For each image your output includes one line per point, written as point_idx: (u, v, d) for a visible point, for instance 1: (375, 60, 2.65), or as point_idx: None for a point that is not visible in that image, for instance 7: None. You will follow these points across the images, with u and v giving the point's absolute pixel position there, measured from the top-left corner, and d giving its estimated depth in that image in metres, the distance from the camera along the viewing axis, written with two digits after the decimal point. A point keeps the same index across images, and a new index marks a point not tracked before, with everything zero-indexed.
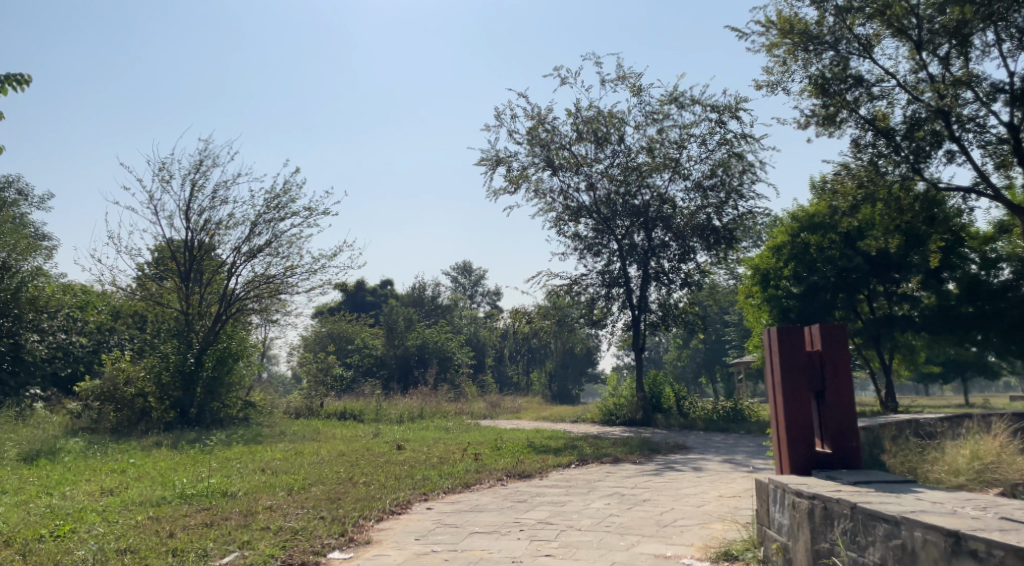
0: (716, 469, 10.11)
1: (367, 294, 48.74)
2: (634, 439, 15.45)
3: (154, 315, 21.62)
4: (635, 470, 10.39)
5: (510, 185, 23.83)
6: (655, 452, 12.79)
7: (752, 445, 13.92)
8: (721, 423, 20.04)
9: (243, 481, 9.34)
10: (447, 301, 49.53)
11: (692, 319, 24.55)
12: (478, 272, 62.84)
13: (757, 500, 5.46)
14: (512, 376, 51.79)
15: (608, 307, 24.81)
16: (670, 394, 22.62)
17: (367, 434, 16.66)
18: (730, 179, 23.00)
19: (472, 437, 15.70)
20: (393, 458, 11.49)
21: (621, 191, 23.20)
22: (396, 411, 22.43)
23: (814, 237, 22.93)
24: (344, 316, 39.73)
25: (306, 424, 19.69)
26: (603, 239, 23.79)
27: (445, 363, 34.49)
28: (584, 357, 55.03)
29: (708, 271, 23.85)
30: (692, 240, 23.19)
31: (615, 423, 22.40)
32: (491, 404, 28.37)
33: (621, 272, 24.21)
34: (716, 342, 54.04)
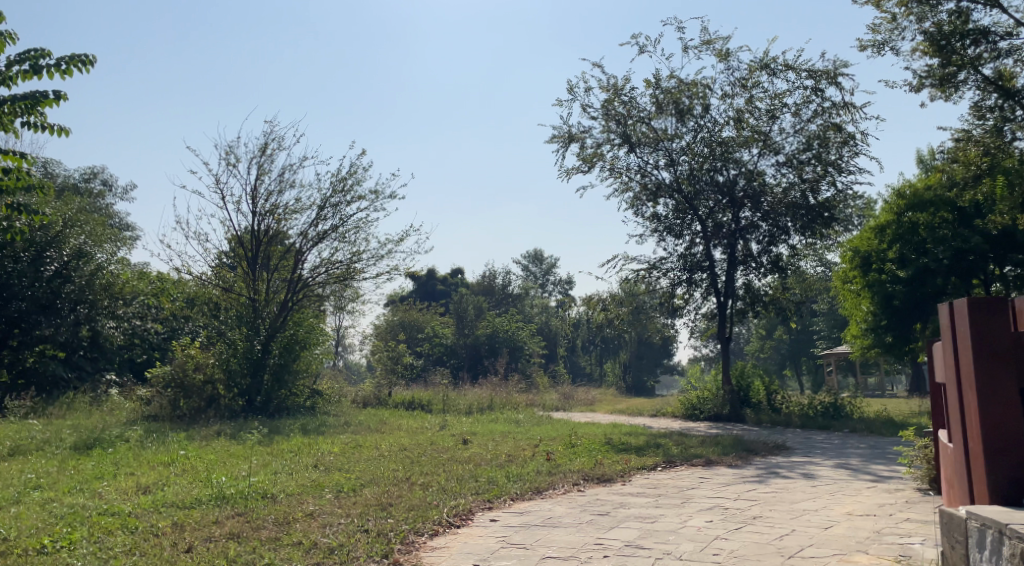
0: (830, 477, 8.65)
1: (439, 283, 48.05)
2: (725, 438, 14.02)
3: (225, 304, 20.96)
4: (733, 475, 9.00)
5: (584, 164, 22.46)
6: (751, 453, 11.34)
7: (861, 448, 12.33)
8: (820, 420, 18.34)
9: (288, 480, 8.15)
10: (520, 289, 48.47)
11: (783, 306, 22.75)
12: (551, 261, 61.55)
13: (963, 542, 4.03)
14: (586, 367, 50.36)
15: (691, 293, 23.20)
16: (759, 387, 20.76)
17: (434, 426, 15.66)
18: (827, 154, 21.33)
19: (544, 431, 14.47)
20: (457, 456, 10.30)
21: (707, 167, 21.63)
22: (465, 401, 21.48)
23: (923, 216, 22.46)
24: (416, 305, 39.05)
25: (374, 414, 18.96)
26: (684, 221, 22.37)
27: (516, 353, 33.39)
28: (662, 348, 53.20)
29: (800, 252, 22.11)
30: (784, 219, 21.54)
31: (699, 418, 20.96)
32: (564, 396, 27.12)
33: (704, 255, 22.60)
34: (801, 334, 51.63)
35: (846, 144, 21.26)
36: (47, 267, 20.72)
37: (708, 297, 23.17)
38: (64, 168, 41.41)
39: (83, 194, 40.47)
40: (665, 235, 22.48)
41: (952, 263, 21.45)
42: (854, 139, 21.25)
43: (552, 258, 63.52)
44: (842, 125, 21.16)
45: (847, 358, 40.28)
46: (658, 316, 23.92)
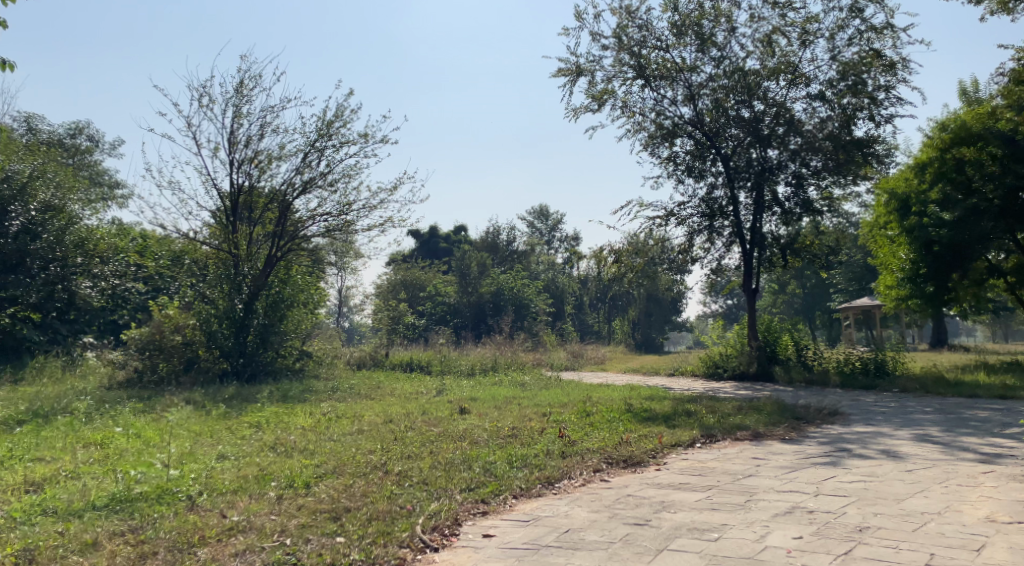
0: (923, 457, 6.81)
1: (442, 240, 45.92)
2: (763, 401, 12.19)
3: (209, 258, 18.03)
4: (796, 455, 7.15)
5: (594, 101, 20.29)
6: (803, 423, 9.46)
7: (926, 416, 10.51)
8: (864, 380, 16.55)
9: (228, 468, 6.31)
10: (526, 245, 46.25)
11: (811, 254, 20.86)
12: (557, 216, 59.32)
13: None
14: (594, 324, 48.44)
15: (711, 242, 21.22)
16: (788, 342, 18.77)
17: (430, 391, 13.80)
18: (864, 86, 19.19)
19: (554, 397, 12.61)
20: (448, 432, 8.33)
21: (729, 103, 19.54)
22: (466, 362, 19.71)
23: (969, 151, 22.10)
24: (417, 263, 37.09)
25: (370, 376, 17.27)
26: (706, 161, 20.34)
27: (523, 310, 31.46)
28: (672, 304, 51.22)
29: (832, 195, 20.07)
30: (814, 159, 19.54)
31: (723, 377, 19.15)
32: (574, 355, 25.26)
33: (728, 200, 20.60)
34: (816, 287, 49.91)
35: (884, 74, 19.14)
36: (11, 223, 18.71)
37: (732, 245, 21.22)
38: (47, 123, 39.04)
39: (65, 151, 38.22)
40: (683, 177, 20.50)
41: (1003, 202, 21.41)
42: (896, 67, 19.11)
43: (556, 213, 61.26)
44: (882, 52, 18.98)
45: (869, 311, 38.35)
46: (675, 268, 21.89)
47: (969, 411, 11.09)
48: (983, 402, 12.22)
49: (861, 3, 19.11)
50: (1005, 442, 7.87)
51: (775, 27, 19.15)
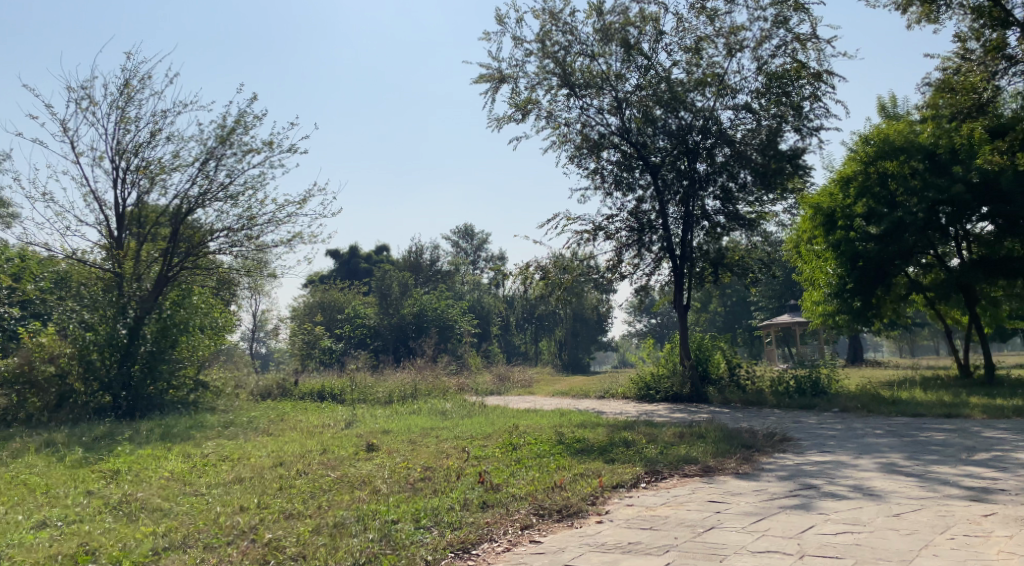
0: (905, 495, 5.85)
1: (362, 261, 44.08)
2: (704, 426, 11.22)
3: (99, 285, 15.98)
4: (758, 496, 6.07)
5: (517, 111, 19.24)
6: (755, 453, 8.44)
7: (881, 440, 9.68)
8: (801, 399, 15.77)
9: (45, 545, 4.86)
10: (451, 265, 44.95)
11: (742, 268, 20.24)
12: (482, 236, 58.09)
13: None
14: (520, 345, 47.27)
15: (640, 257, 20.38)
16: (721, 360, 17.96)
17: (337, 423, 12.29)
18: (790, 97, 18.64)
19: (476, 427, 11.31)
20: (346, 477, 6.91)
21: (655, 115, 18.76)
22: (383, 389, 18.18)
23: (892, 165, 21.93)
24: (334, 285, 35.23)
25: (273, 407, 15.59)
26: (633, 174, 19.51)
27: (448, 332, 29.73)
28: (599, 324, 50.50)
29: (759, 208, 19.51)
30: (742, 172, 18.94)
31: (655, 400, 18.17)
32: (500, 379, 23.95)
33: (657, 213, 19.81)
34: (738, 304, 50.07)
35: (810, 86, 18.64)
36: None
37: (661, 260, 20.41)
38: None
39: None
40: (611, 191, 19.62)
41: (927, 215, 21.36)
42: (822, 78, 18.65)
43: (480, 233, 60.13)
44: (808, 63, 18.50)
45: (793, 328, 38.32)
46: (604, 284, 20.96)
47: (923, 433, 10.29)
48: (933, 423, 11.49)
49: (786, 13, 18.60)
50: (982, 471, 7.01)
51: (701, 36, 18.51)
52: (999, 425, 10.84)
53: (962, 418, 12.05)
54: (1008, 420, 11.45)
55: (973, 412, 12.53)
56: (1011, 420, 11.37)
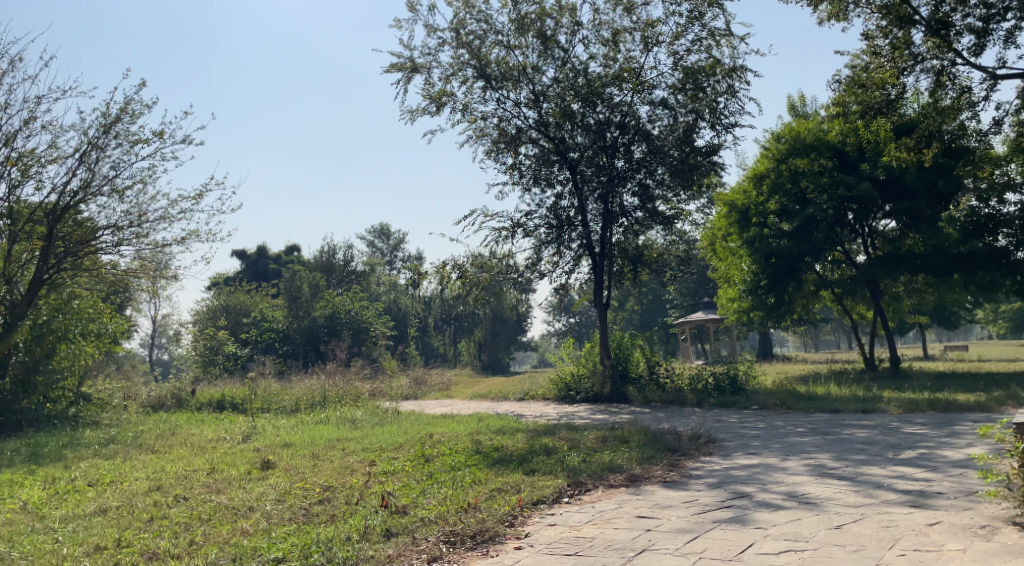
0: (843, 503, 5.47)
1: (271, 262, 42.43)
2: (627, 429, 10.80)
3: None
4: (690, 509, 5.60)
5: (431, 104, 18.54)
6: (682, 458, 8.02)
7: (805, 439, 9.43)
8: (720, 396, 15.59)
9: None
10: (365, 265, 43.76)
11: (660, 264, 20.17)
12: (398, 236, 56.93)
13: None
14: (438, 347, 46.45)
15: (559, 254, 19.98)
16: (640, 359, 17.73)
17: (235, 437, 11.35)
18: (706, 93, 18.51)
19: (387, 436, 10.58)
20: (232, 503, 6.16)
21: (573, 109, 18.35)
22: (290, 397, 17.19)
23: (802, 163, 22.20)
24: (241, 288, 33.66)
25: (166, 419, 14.42)
26: (551, 170, 19.09)
27: (362, 335, 28.68)
28: (517, 324, 50.11)
29: (676, 205, 19.37)
30: (659, 169, 18.76)
31: (575, 400, 17.68)
32: (416, 382, 23.13)
33: (576, 210, 19.45)
34: (654, 302, 50.54)
35: (725, 83, 18.56)
36: None
37: (580, 258, 20.07)
38: None
39: None
40: (530, 187, 19.15)
41: (836, 212, 21.70)
42: (737, 74, 18.61)
43: (396, 233, 58.97)
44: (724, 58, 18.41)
45: (707, 325, 38.78)
46: (523, 282, 20.49)
47: (846, 430, 10.12)
48: (853, 419, 11.38)
49: (701, 8, 18.51)
50: (914, 471, 6.75)
51: (618, 29, 18.22)
52: (917, 419, 10.78)
53: (880, 412, 12.01)
54: (925, 413, 11.44)
55: (890, 407, 12.52)
56: (928, 414, 11.36)
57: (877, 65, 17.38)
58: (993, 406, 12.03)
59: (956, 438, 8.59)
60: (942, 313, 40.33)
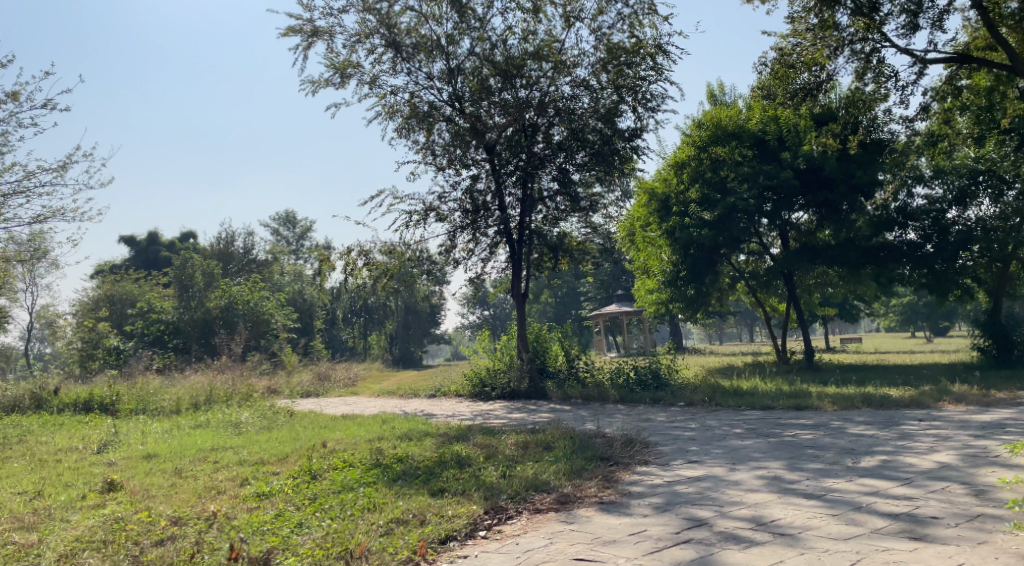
0: (828, 536, 4.42)
1: (164, 248, 39.54)
2: (549, 431, 9.62)
3: None
4: (641, 546, 4.46)
5: (335, 74, 16.92)
6: (616, 470, 6.90)
7: (748, 443, 8.44)
8: (643, 392, 14.64)
9: None
10: (266, 254, 41.34)
11: (580, 253, 19.20)
12: (304, 224, 54.40)
13: None
14: (346, 340, 44.44)
15: (474, 241, 18.71)
16: (560, 353, 16.67)
17: (91, 448, 9.61)
18: (629, 75, 17.47)
19: (274, 445, 9.10)
20: (34, 548, 5.17)
21: (490, 86, 17.04)
22: (171, 396, 15.31)
23: (724, 150, 21.51)
24: (127, 276, 30.98)
25: (15, 424, 12.41)
26: (466, 151, 17.74)
27: (261, 328, 26.69)
28: (430, 316, 48.59)
29: (595, 192, 18.30)
30: (579, 153, 17.67)
31: (490, 397, 16.42)
32: (319, 378, 21.44)
33: (492, 193, 18.18)
34: (568, 295, 49.90)
35: (648, 66, 17.54)
36: None
37: (496, 246, 18.87)
38: None
39: None
40: (443, 167, 17.75)
41: (757, 201, 21.12)
42: (662, 55, 17.65)
43: (303, 221, 56.37)
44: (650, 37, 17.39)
45: (623, 317, 38.25)
46: (435, 271, 19.11)
47: (788, 431, 9.21)
48: (791, 418, 10.55)
49: None
50: (888, 486, 5.80)
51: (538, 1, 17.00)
52: (858, 418, 10.00)
53: (816, 410, 11.22)
54: (863, 411, 10.69)
55: (824, 403, 11.76)
56: (867, 412, 10.62)
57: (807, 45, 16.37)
58: (928, 401, 11.42)
59: (913, 441, 7.75)
60: (847, 307, 41.01)
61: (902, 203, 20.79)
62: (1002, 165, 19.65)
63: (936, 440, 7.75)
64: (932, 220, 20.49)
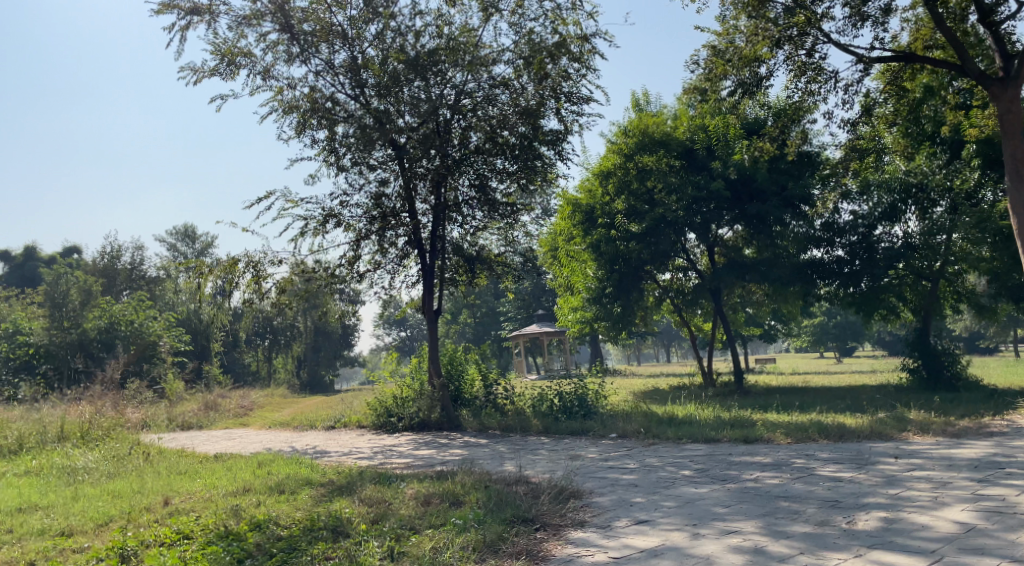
0: None
1: (42, 264, 36.00)
2: (459, 476, 7.83)
3: None
4: None
5: (222, 61, 14.87)
6: (545, 544, 5.21)
7: (704, 492, 6.86)
8: (568, 422, 13.00)
9: None
10: (159, 270, 38.20)
11: (500, 268, 17.51)
12: (205, 239, 51.10)
13: None
14: (249, 364, 41.51)
15: (381, 252, 16.83)
16: (475, 376, 14.86)
17: None
18: (552, 73, 15.87)
19: (98, 505, 7.02)
20: None
21: (400, 78, 15.21)
22: (13, 434, 12.81)
23: (651, 160, 20.25)
24: None
25: None
26: (371, 152, 15.83)
27: (146, 351, 23.98)
28: (342, 337, 46.06)
29: (516, 201, 16.61)
30: (497, 157, 15.93)
31: (397, 428, 14.50)
32: (206, 408, 19.00)
33: (401, 200, 16.27)
34: (487, 315, 48.17)
35: (573, 64, 15.99)
36: None
37: (406, 258, 16.97)
38: None
39: None
40: (345, 170, 15.82)
41: (686, 214, 19.86)
42: (590, 53, 16.14)
43: (202, 236, 52.94)
44: (575, 31, 15.86)
45: (544, 338, 36.73)
46: (339, 286, 17.10)
47: (745, 474, 7.71)
48: (743, 454, 9.07)
49: None
50: None
51: None
52: (821, 455, 8.58)
53: (768, 445, 9.76)
54: (822, 446, 9.30)
55: (774, 435, 10.34)
56: (826, 447, 9.24)
57: (753, 33, 14.98)
58: (890, 431, 10.13)
59: (907, 490, 6.34)
60: (767, 328, 40.61)
61: (830, 219, 19.91)
62: (933, 179, 18.45)
63: (933, 490, 6.36)
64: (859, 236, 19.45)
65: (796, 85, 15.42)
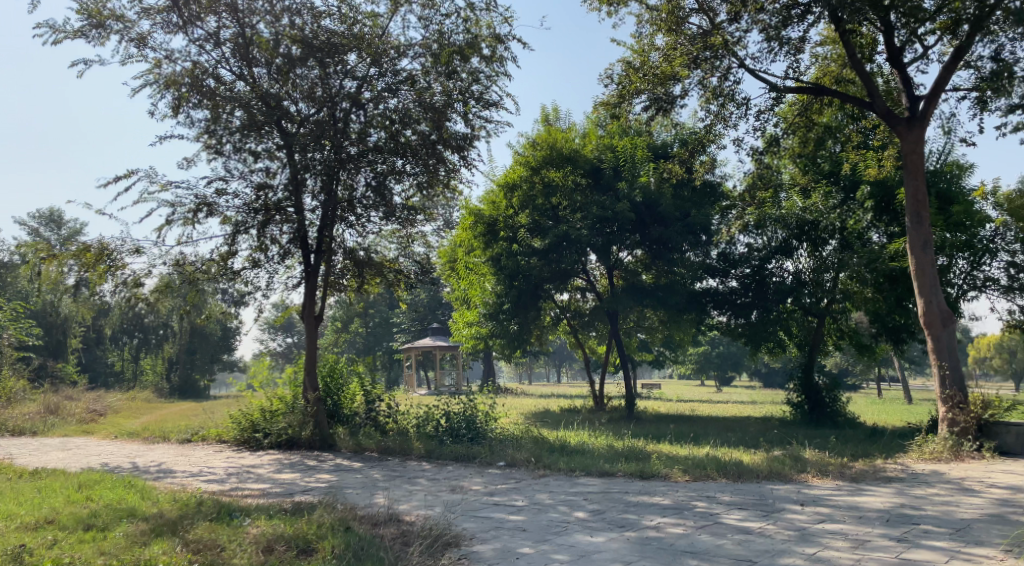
0: None
1: None
2: (318, 511, 6.67)
3: None
4: None
5: (90, 24, 13.21)
6: None
7: (601, 542, 5.98)
8: (452, 446, 11.98)
9: None
10: (16, 257, 34.87)
11: (392, 275, 16.36)
12: (74, 226, 47.35)
13: None
14: (113, 364, 38.43)
15: (262, 249, 15.35)
16: (356, 391, 13.62)
17: None
18: (461, 73, 14.90)
19: None
20: None
21: (295, 61, 13.90)
22: None
23: (556, 174, 19.60)
24: None
25: None
26: (256, 139, 14.38)
27: None
28: (220, 340, 43.45)
29: (414, 205, 15.47)
30: (397, 157, 14.77)
31: (262, 446, 13.09)
32: (47, 412, 16.87)
33: (287, 194, 14.86)
34: (379, 326, 46.55)
35: (484, 65, 15.08)
36: None
37: (289, 257, 15.53)
38: None
39: None
40: (227, 156, 14.33)
41: (591, 233, 19.21)
42: (502, 57, 15.27)
43: (71, 223, 49.08)
44: (488, 32, 14.96)
45: (435, 353, 35.58)
46: (210, 284, 15.48)
47: (644, 520, 6.88)
48: (640, 494, 8.29)
49: None
50: None
51: None
52: (723, 498, 7.89)
53: (666, 483, 9.02)
54: (724, 487, 8.63)
55: (672, 471, 9.63)
56: (728, 488, 8.58)
57: (670, 48, 14.50)
58: (790, 472, 9.60)
59: (825, 550, 5.66)
60: (658, 354, 40.79)
61: (728, 250, 19.73)
62: (826, 217, 18.05)
63: (854, 550, 5.71)
64: (753, 269, 19.25)
65: (708, 108, 15.04)
